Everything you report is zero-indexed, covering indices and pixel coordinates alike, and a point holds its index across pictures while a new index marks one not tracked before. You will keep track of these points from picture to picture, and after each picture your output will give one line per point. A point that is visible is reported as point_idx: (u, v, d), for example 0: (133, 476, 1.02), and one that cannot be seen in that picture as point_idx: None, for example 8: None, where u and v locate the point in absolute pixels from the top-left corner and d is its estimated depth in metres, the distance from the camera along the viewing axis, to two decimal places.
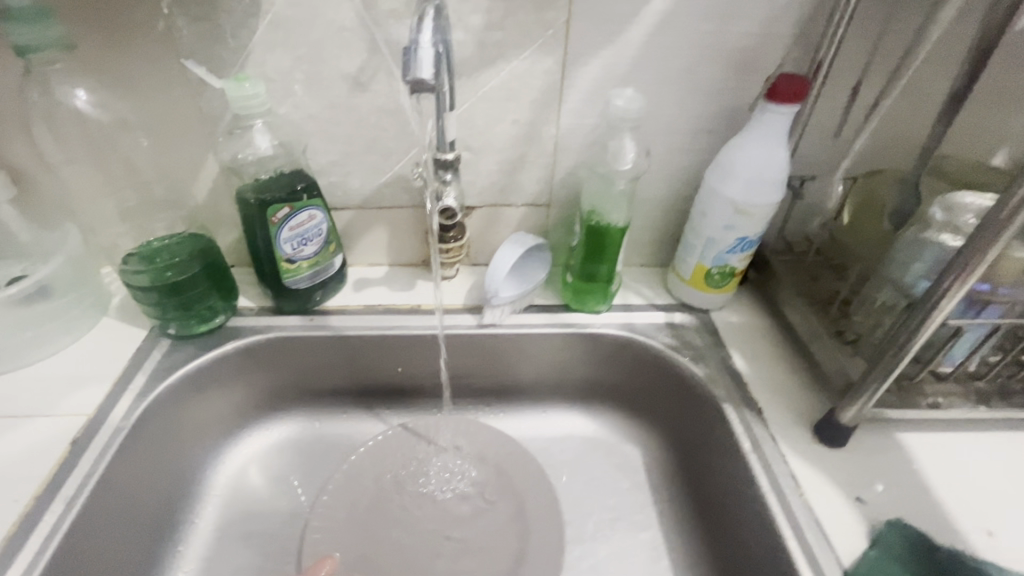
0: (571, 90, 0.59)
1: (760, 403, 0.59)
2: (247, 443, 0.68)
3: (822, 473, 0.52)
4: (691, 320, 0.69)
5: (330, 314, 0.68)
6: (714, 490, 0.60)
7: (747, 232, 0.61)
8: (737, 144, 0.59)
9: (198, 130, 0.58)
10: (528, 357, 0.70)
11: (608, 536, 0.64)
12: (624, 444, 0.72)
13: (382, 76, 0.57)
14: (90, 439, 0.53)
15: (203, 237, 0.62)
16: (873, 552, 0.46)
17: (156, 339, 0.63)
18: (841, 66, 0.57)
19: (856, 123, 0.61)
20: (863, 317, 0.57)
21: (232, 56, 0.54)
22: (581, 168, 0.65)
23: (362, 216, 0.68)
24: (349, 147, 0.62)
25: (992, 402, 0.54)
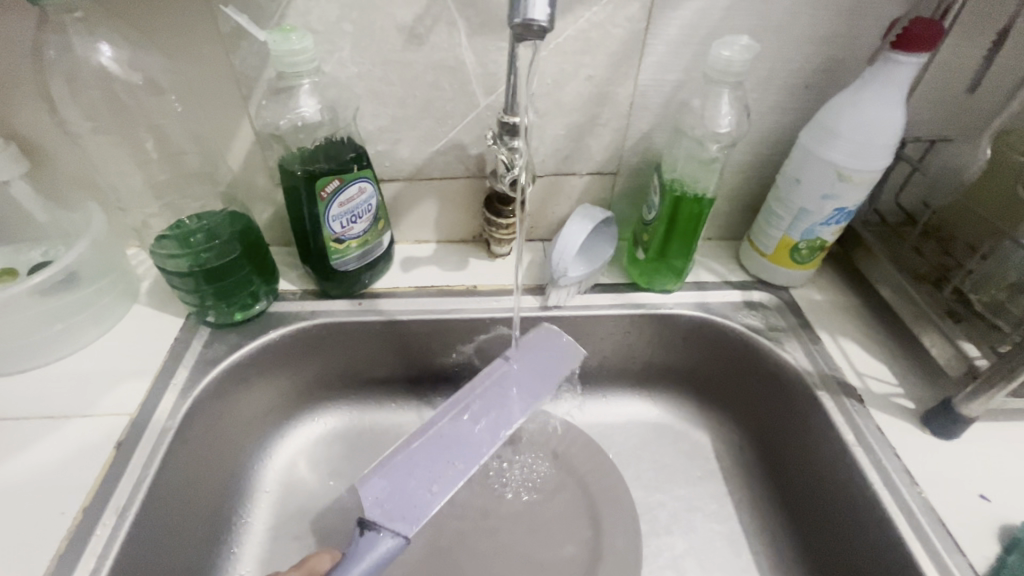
0: (657, 40, 0.52)
1: (859, 389, 0.54)
2: (293, 436, 0.63)
3: (940, 470, 0.48)
4: (772, 299, 0.63)
5: (379, 297, 0.62)
6: (805, 482, 0.55)
7: (847, 202, 0.54)
8: (844, 101, 0.51)
9: (234, 93, 0.51)
10: (592, 341, 0.65)
11: (684, 529, 0.59)
12: (693, 431, 0.67)
13: (443, 26, 0.50)
14: (136, 441, 0.48)
15: (243, 217, 0.56)
16: (1012, 559, 0.42)
17: (194, 328, 0.58)
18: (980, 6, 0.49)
19: (991, 78, 0.53)
20: (984, 296, 0.52)
21: (272, 3, 0.47)
22: (657, 131, 0.58)
23: (410, 189, 0.62)
24: (401, 111, 0.55)
25: None
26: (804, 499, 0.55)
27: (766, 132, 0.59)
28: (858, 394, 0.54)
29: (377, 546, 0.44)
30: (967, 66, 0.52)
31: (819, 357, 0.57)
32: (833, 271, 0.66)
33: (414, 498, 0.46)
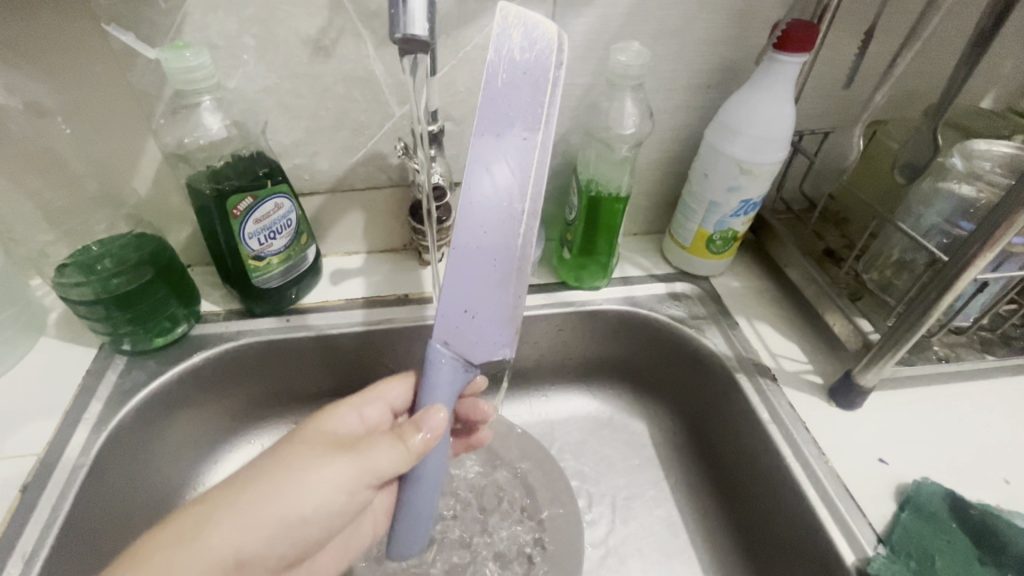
0: (562, 47, 0.53)
1: (773, 368, 0.57)
2: (228, 460, 0.62)
3: (843, 438, 0.51)
4: (694, 289, 0.66)
5: (308, 312, 0.61)
6: (730, 460, 0.58)
7: (752, 194, 0.57)
8: (741, 99, 0.54)
9: (134, 111, 0.49)
10: (528, 341, 0.66)
11: (623, 517, 0.61)
12: (631, 420, 0.69)
13: (349, 38, 0.50)
14: (44, 483, 0.46)
15: (151, 237, 0.54)
16: (905, 516, 0.45)
17: (108, 358, 0.55)
18: (851, 9, 0.53)
19: (869, 73, 0.58)
20: (874, 275, 0.56)
21: (165, 20, 0.45)
22: (574, 133, 0.60)
23: (333, 201, 0.61)
24: (315, 124, 0.54)
25: (996, 349, 0.53)
26: (731, 478, 0.58)
27: (676, 129, 0.62)
28: (771, 373, 0.57)
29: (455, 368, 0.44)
30: (846, 63, 0.57)
31: (736, 340, 0.60)
32: (750, 258, 0.70)
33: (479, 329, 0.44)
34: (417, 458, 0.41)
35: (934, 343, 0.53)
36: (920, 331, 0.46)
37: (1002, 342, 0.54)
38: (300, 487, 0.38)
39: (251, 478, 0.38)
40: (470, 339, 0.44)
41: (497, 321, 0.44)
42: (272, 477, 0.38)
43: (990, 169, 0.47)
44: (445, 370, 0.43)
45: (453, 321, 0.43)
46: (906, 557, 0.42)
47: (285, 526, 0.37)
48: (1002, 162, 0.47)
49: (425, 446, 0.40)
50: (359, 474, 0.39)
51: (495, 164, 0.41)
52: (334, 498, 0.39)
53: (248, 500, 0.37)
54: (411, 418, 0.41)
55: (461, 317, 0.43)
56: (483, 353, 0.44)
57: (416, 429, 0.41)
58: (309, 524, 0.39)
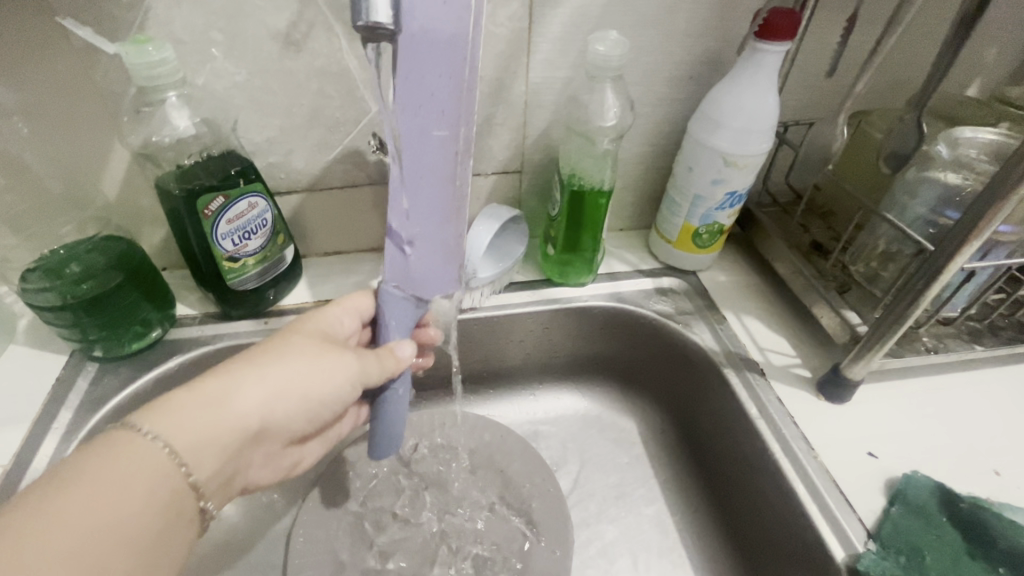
0: (540, 40, 0.52)
1: (761, 363, 0.57)
2: None
3: (832, 432, 0.51)
4: (680, 284, 0.65)
5: (287, 314, 0.60)
6: (719, 457, 0.57)
7: (737, 186, 0.56)
8: (724, 89, 0.53)
9: (102, 111, 0.48)
10: (513, 339, 0.65)
11: (612, 516, 0.61)
12: (620, 418, 0.68)
13: (320, 31, 0.48)
14: (10, 495, 0.45)
15: (122, 240, 0.52)
16: (895, 510, 0.44)
17: (79, 365, 0.53)
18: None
19: (853, 62, 0.57)
20: (861, 266, 0.55)
21: (127, 14, 0.44)
22: (555, 127, 0.59)
23: (311, 200, 0.60)
24: (288, 121, 0.53)
25: (984, 340, 0.53)
26: (720, 475, 0.57)
27: (659, 121, 0.61)
28: (759, 368, 0.56)
29: (402, 306, 0.45)
30: (829, 51, 0.56)
31: (723, 335, 0.60)
32: (737, 252, 0.69)
33: (425, 269, 0.44)
34: (395, 377, 0.44)
35: (922, 334, 0.53)
36: (907, 323, 0.45)
37: (990, 332, 0.54)
38: (316, 369, 0.39)
39: (271, 353, 0.38)
40: (416, 279, 0.44)
41: (440, 260, 0.44)
42: (283, 362, 0.38)
43: (974, 156, 0.46)
44: (396, 308, 0.45)
45: (397, 264, 0.43)
46: (895, 554, 0.42)
47: (301, 402, 0.38)
48: (986, 149, 0.46)
49: (400, 369, 0.44)
50: (362, 372, 0.41)
51: (419, 105, 0.38)
52: (340, 388, 0.40)
53: (269, 368, 0.37)
54: (388, 345, 0.44)
55: (406, 258, 0.43)
56: (432, 289, 0.45)
57: (394, 353, 0.44)
58: (318, 410, 0.40)
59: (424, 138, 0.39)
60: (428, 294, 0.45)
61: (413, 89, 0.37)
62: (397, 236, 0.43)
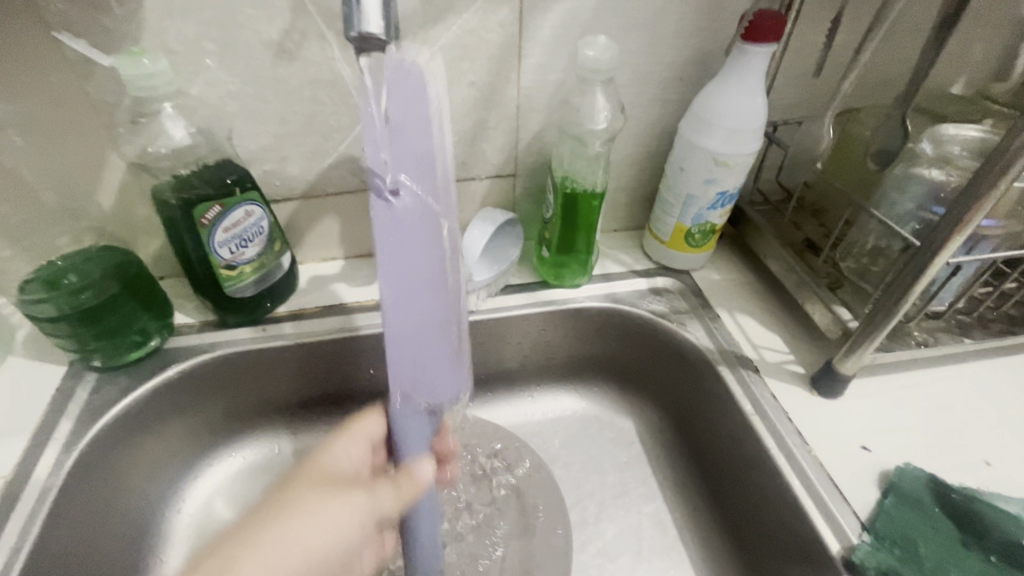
0: (531, 44, 0.53)
1: (755, 360, 0.57)
2: (208, 475, 0.61)
3: (826, 427, 0.51)
4: (675, 284, 0.66)
5: (285, 321, 0.60)
6: (716, 454, 0.58)
7: (728, 186, 0.57)
8: (712, 91, 0.54)
9: (97, 121, 0.48)
10: (510, 341, 0.66)
11: (611, 515, 0.61)
12: (617, 418, 0.69)
13: (313, 40, 0.49)
14: (12, 505, 0.45)
15: (119, 250, 0.53)
16: (888, 502, 0.45)
17: (78, 374, 0.54)
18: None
19: (838, 62, 0.58)
20: (851, 263, 0.56)
21: (121, 26, 0.44)
22: (547, 131, 0.60)
23: (307, 207, 0.60)
24: (283, 129, 0.53)
25: (974, 333, 0.54)
26: (717, 472, 0.58)
27: (650, 123, 0.62)
28: (754, 364, 0.57)
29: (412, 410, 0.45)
30: (815, 51, 0.57)
31: (718, 333, 0.60)
32: (730, 250, 0.70)
33: (429, 373, 0.43)
34: (411, 502, 0.44)
35: (912, 328, 0.53)
36: (896, 317, 0.46)
37: (980, 325, 0.54)
38: (322, 522, 0.40)
39: (263, 522, 0.39)
40: (422, 383, 0.43)
41: (444, 363, 0.43)
42: (281, 531, 0.38)
43: (958, 153, 0.47)
44: (410, 422, 0.45)
45: (407, 377, 0.43)
46: (890, 544, 0.42)
47: (305, 564, 0.38)
48: (969, 145, 0.47)
49: (418, 490, 0.44)
50: (365, 504, 0.42)
51: (393, 213, 0.38)
52: (354, 534, 0.41)
53: (270, 541, 0.37)
54: (401, 470, 0.45)
55: (411, 368, 0.43)
56: (439, 393, 0.44)
57: (411, 476, 0.44)
58: (324, 561, 0.39)
59: (405, 245, 0.39)
60: (436, 398, 0.44)
61: (387, 196, 0.38)
62: (398, 348, 0.42)
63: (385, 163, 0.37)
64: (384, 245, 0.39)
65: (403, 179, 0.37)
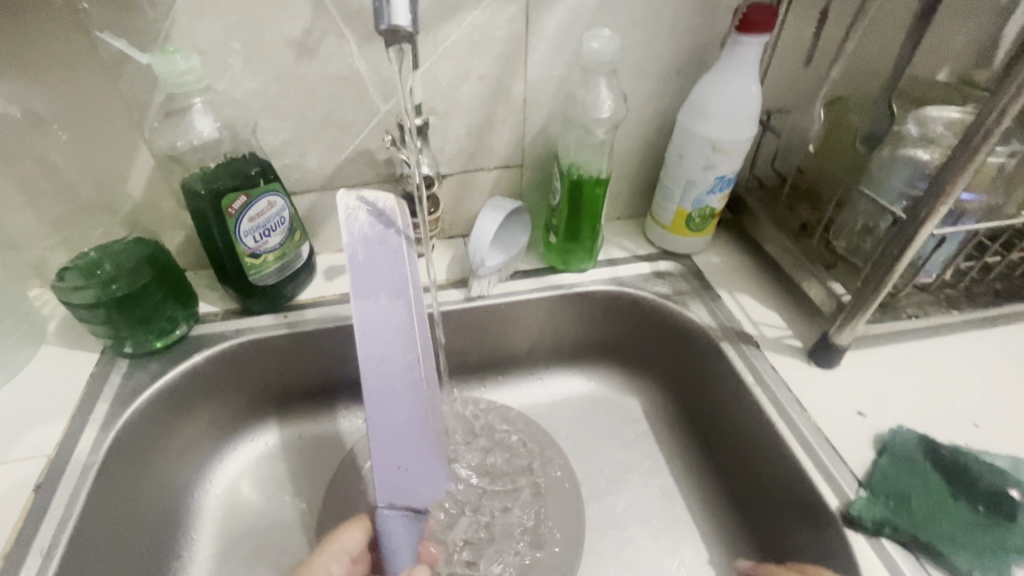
0: (537, 39, 0.56)
1: (755, 336, 0.60)
2: (233, 458, 0.63)
3: (824, 395, 0.54)
4: (676, 267, 0.69)
5: (305, 308, 0.62)
6: (719, 427, 0.61)
7: (726, 171, 0.60)
8: (709, 81, 0.57)
9: (129, 118, 0.51)
10: (520, 326, 0.68)
11: (621, 488, 0.64)
12: (624, 398, 0.72)
13: (332, 38, 0.52)
14: (57, 481, 0.47)
15: (150, 242, 0.56)
16: (882, 461, 0.48)
17: (111, 361, 0.56)
18: None
19: (826, 52, 0.61)
20: (844, 242, 0.59)
21: (153, 27, 0.47)
22: (553, 123, 0.63)
23: (324, 199, 0.63)
24: (303, 123, 0.56)
25: (962, 305, 0.57)
26: (721, 443, 0.61)
27: (650, 114, 0.65)
28: (754, 340, 0.60)
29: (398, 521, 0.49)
30: (805, 42, 0.60)
31: (719, 312, 0.63)
32: (729, 235, 0.73)
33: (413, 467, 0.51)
34: None
35: (903, 301, 0.56)
36: (887, 288, 0.49)
37: (967, 298, 0.57)
38: None
39: None
40: (407, 486, 0.50)
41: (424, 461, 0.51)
42: None
43: (941, 134, 0.50)
44: (396, 528, 0.49)
45: (389, 481, 0.49)
46: (886, 499, 0.45)
47: None
48: (951, 125, 0.51)
49: None
50: None
51: (376, 323, 0.50)
52: None
53: None
54: None
55: (396, 471, 0.50)
56: (425, 493, 0.50)
57: None
58: None
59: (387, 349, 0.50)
60: (420, 500, 0.50)
61: (372, 308, 0.50)
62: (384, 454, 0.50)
63: (369, 284, 0.51)
64: (369, 352, 0.50)
65: (385, 295, 0.51)
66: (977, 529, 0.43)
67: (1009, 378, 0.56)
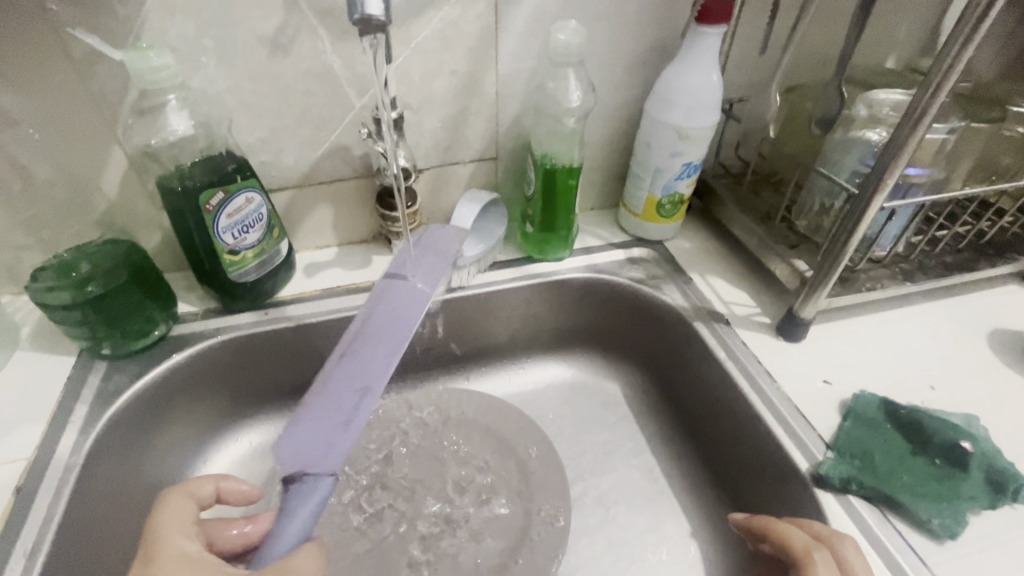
0: (506, 34, 0.58)
1: (726, 315, 0.63)
2: (217, 458, 0.63)
3: (792, 367, 0.57)
4: (650, 253, 0.71)
5: (285, 305, 0.63)
6: (695, 404, 0.63)
7: (691, 157, 0.62)
8: (672, 71, 0.60)
9: (101, 117, 0.51)
10: (501, 316, 0.70)
11: (604, 469, 0.66)
12: (604, 383, 0.74)
13: (305, 35, 0.52)
14: (38, 483, 0.47)
15: (125, 241, 0.56)
16: (847, 423, 0.50)
17: (89, 363, 0.56)
18: None
19: (781, 43, 0.64)
20: (805, 221, 0.62)
21: (124, 25, 0.47)
22: (525, 115, 0.65)
23: (301, 196, 0.63)
24: (279, 120, 0.57)
25: (916, 277, 0.60)
26: (699, 420, 0.63)
27: (618, 105, 0.67)
28: (725, 318, 0.62)
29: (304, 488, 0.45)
30: (760, 33, 0.63)
31: (691, 294, 0.66)
32: (699, 221, 0.75)
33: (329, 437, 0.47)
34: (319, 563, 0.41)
35: (862, 275, 0.60)
36: (844, 260, 0.52)
37: (920, 270, 0.61)
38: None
39: None
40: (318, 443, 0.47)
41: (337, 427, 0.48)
42: None
43: (889, 115, 0.54)
44: (302, 503, 0.45)
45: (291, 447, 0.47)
46: (850, 458, 0.48)
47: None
48: (897, 107, 0.54)
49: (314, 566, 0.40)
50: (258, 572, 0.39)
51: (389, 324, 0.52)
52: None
53: None
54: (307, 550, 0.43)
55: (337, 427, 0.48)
56: (308, 462, 0.46)
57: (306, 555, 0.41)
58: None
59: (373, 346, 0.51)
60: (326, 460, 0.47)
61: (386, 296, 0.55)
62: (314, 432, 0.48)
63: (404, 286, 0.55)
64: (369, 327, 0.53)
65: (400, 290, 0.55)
66: (933, 479, 0.46)
67: (960, 344, 0.59)
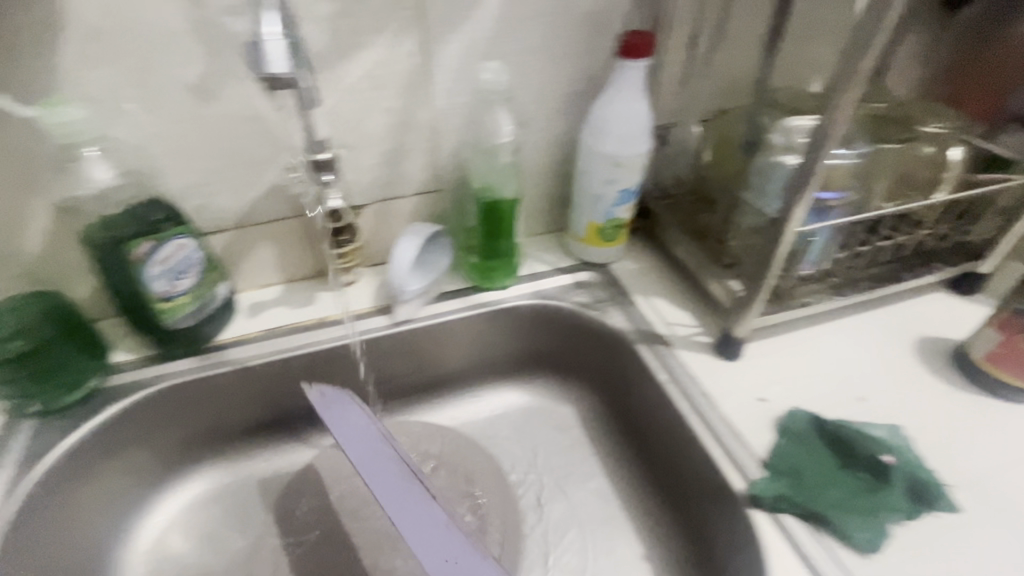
0: (438, 72, 0.59)
1: (668, 336, 0.64)
2: (160, 510, 0.61)
3: (731, 386, 0.58)
4: (596, 277, 0.72)
5: (227, 348, 0.62)
6: (644, 425, 0.64)
7: (626, 184, 0.64)
8: (602, 103, 0.61)
9: (17, 171, 0.50)
10: (450, 346, 0.70)
11: (559, 496, 0.66)
12: (559, 407, 0.74)
13: (231, 80, 0.52)
14: None
15: (50, 294, 0.55)
16: (783, 441, 0.52)
17: (17, 422, 0.54)
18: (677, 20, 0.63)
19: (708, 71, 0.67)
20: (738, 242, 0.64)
21: (37, 79, 0.46)
22: (464, 148, 0.65)
23: (240, 237, 0.62)
24: (210, 164, 0.56)
25: (844, 291, 0.63)
26: (647, 441, 0.64)
27: (556, 134, 0.68)
28: (667, 340, 0.64)
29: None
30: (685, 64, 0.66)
31: (635, 316, 0.67)
32: (644, 242, 0.77)
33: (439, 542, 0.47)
34: None
35: (794, 293, 0.61)
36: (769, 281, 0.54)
37: (848, 285, 0.64)
38: None
39: None
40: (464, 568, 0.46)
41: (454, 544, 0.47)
42: None
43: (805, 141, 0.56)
44: None
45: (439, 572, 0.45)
46: (784, 476, 0.49)
47: None
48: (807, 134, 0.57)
49: None
50: None
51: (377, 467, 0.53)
52: None
53: None
54: None
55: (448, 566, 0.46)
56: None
57: None
58: None
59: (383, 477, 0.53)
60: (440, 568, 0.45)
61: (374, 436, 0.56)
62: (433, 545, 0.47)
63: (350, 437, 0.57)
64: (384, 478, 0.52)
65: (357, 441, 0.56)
66: (860, 493, 0.48)
67: (885, 354, 0.62)
